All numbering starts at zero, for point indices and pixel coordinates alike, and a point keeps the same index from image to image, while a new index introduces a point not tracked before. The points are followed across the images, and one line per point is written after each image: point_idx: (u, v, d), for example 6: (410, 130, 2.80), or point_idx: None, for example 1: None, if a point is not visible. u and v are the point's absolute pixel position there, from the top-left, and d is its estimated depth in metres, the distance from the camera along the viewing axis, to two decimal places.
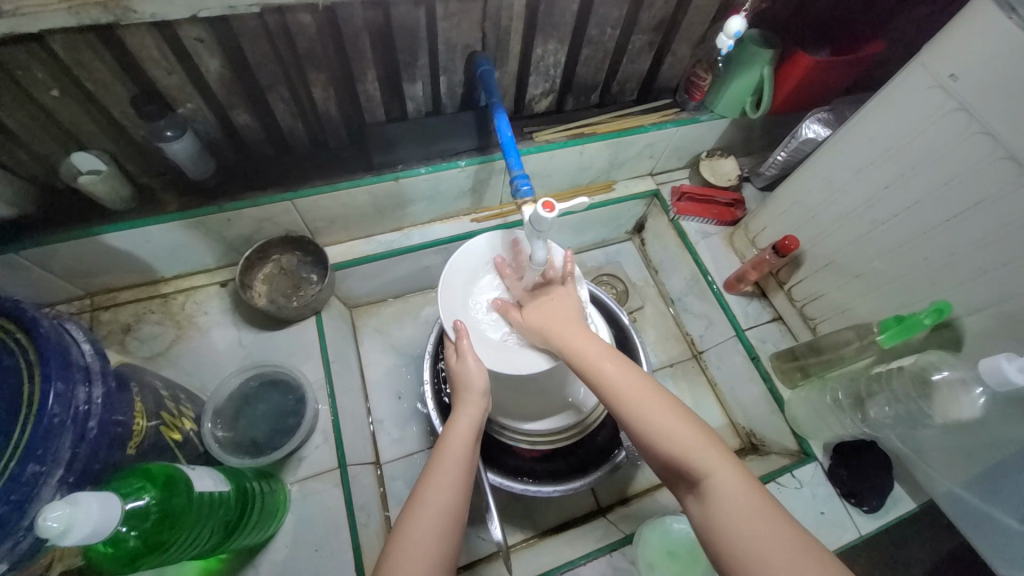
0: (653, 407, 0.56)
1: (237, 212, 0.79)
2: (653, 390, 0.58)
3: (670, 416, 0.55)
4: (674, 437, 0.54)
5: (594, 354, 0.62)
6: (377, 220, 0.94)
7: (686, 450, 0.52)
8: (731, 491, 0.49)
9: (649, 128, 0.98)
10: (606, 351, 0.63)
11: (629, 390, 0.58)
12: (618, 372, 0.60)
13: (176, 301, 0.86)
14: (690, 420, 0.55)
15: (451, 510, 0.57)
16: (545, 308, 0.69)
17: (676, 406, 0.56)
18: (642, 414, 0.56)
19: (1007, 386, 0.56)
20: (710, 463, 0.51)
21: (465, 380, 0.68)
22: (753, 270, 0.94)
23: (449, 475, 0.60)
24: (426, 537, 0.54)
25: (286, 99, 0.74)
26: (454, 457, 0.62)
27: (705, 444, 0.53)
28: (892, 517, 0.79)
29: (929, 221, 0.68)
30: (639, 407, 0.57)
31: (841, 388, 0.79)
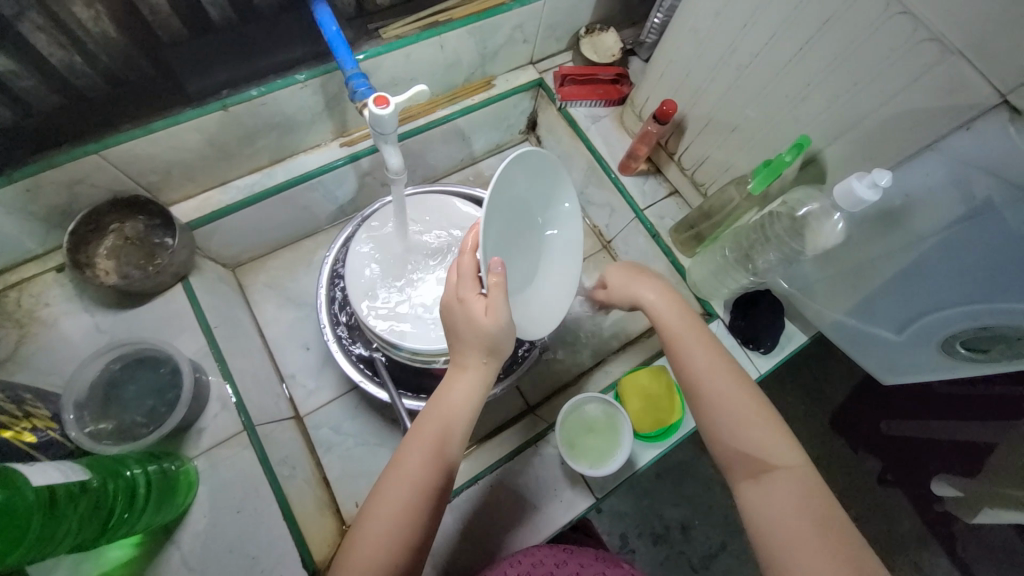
0: (747, 400, 0.58)
1: (33, 180, 0.66)
2: (749, 387, 0.59)
3: (759, 414, 0.57)
4: (759, 433, 0.56)
5: (690, 336, 0.64)
6: (226, 163, 0.82)
7: (768, 446, 0.55)
8: (800, 490, 0.52)
9: (512, 6, 0.87)
10: (707, 340, 0.64)
11: (723, 379, 0.60)
12: (715, 362, 0.62)
13: (8, 298, 0.74)
14: (777, 419, 0.57)
15: (430, 483, 0.52)
16: (636, 282, 0.72)
17: (770, 408, 0.58)
18: (728, 402, 0.58)
19: (859, 206, 0.57)
20: (789, 459, 0.54)
21: (461, 335, 0.57)
22: (641, 145, 0.91)
23: (430, 449, 0.54)
24: (394, 516, 0.50)
25: (45, 27, 0.59)
26: (436, 424, 0.55)
27: (786, 445, 0.55)
28: (788, 352, 0.86)
29: (786, 53, 0.65)
30: (734, 400, 0.58)
31: (728, 245, 0.81)
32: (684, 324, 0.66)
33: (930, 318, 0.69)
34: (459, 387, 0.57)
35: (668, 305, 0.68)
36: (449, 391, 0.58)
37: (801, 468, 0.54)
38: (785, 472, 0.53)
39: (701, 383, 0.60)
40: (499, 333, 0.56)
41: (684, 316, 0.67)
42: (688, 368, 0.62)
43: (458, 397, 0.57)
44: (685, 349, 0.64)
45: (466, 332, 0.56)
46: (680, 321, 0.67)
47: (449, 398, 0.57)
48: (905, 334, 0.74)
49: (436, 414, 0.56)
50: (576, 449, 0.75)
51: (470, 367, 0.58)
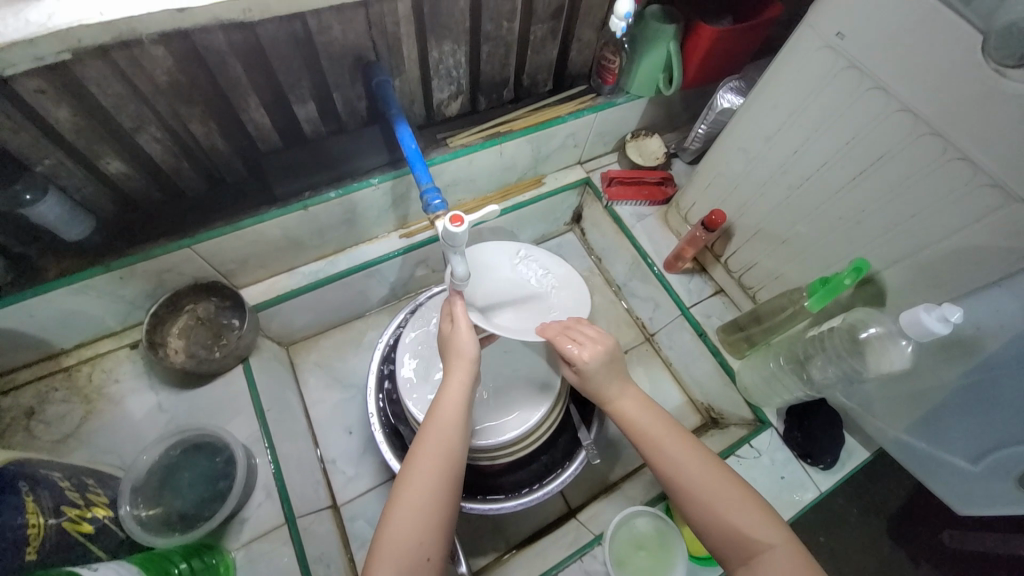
0: (719, 483, 0.56)
1: (128, 269, 0.72)
2: (718, 465, 0.58)
3: (737, 494, 0.55)
4: (736, 519, 0.53)
5: (642, 417, 0.62)
6: (296, 252, 0.88)
7: (753, 527, 0.53)
8: (791, 564, 0.50)
9: (567, 118, 0.95)
10: (666, 423, 0.61)
11: (693, 469, 0.57)
12: (675, 440, 0.59)
13: (81, 373, 0.78)
14: (754, 494, 0.55)
15: (447, 477, 0.56)
16: (603, 368, 0.64)
17: (744, 485, 0.56)
18: (698, 486, 0.56)
19: (929, 336, 0.57)
20: (776, 536, 0.52)
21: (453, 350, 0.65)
22: (688, 247, 0.94)
23: (435, 443, 0.58)
24: (418, 509, 0.54)
25: (161, 137, 0.67)
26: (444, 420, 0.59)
27: (770, 520, 0.53)
28: (849, 469, 0.81)
29: (840, 179, 0.68)
30: (702, 490, 0.56)
31: (782, 354, 0.80)
32: (635, 404, 0.63)
33: (1008, 450, 0.66)
34: (457, 387, 0.62)
35: (627, 397, 0.63)
36: (451, 393, 0.61)
37: (789, 543, 0.51)
38: (776, 551, 0.51)
39: (675, 478, 0.57)
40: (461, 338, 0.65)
41: (634, 394, 0.64)
42: (650, 448, 0.60)
43: (461, 397, 0.61)
44: (642, 432, 0.61)
45: (451, 346, 0.65)
46: (632, 408, 0.63)
47: (449, 394, 0.61)
48: (980, 465, 0.70)
49: (444, 412, 0.60)
50: (624, 568, 0.71)
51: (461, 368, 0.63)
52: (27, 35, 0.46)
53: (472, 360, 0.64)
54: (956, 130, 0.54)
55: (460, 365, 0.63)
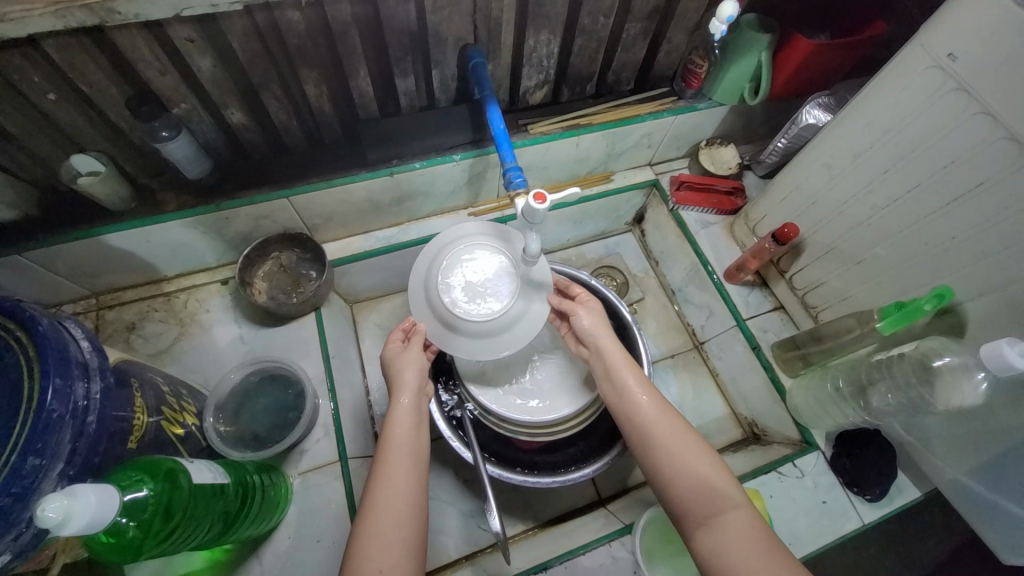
0: (684, 438, 0.61)
1: (233, 211, 0.80)
2: (682, 423, 0.62)
3: (698, 451, 0.60)
4: (699, 471, 0.58)
5: (622, 368, 0.67)
6: (375, 216, 0.94)
7: (715, 486, 0.57)
8: (744, 525, 0.53)
9: (645, 118, 0.96)
10: (644, 382, 0.67)
11: (661, 425, 0.62)
12: (649, 396, 0.65)
13: (179, 299, 0.88)
14: (714, 453, 0.60)
15: (415, 503, 0.58)
16: (596, 322, 0.72)
17: (704, 445, 0.60)
18: (666, 438, 0.61)
19: (1009, 371, 0.55)
20: (737, 501, 0.56)
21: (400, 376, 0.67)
22: (753, 259, 0.93)
23: (400, 463, 0.60)
24: (391, 537, 0.54)
25: (279, 96, 0.74)
26: (403, 445, 0.61)
27: (730, 483, 0.57)
28: (897, 505, 0.79)
29: (930, 204, 0.66)
30: (672, 440, 0.61)
31: (841, 376, 0.79)
32: (618, 357, 0.69)
33: None
34: (406, 411, 0.64)
35: (612, 348, 0.70)
36: (400, 420, 0.63)
37: (749, 508, 0.55)
38: (735, 513, 0.54)
39: (646, 424, 0.63)
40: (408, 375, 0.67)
41: (617, 348, 0.70)
42: (625, 403, 0.65)
43: (410, 422, 0.63)
44: (620, 383, 0.67)
45: (403, 378, 0.67)
46: (617, 358, 0.69)
47: (399, 418, 0.63)
48: None
49: (400, 436, 0.62)
50: (653, 559, 0.72)
51: (409, 395, 0.66)
52: None
53: (416, 387, 0.67)
54: None
55: (407, 395, 0.66)
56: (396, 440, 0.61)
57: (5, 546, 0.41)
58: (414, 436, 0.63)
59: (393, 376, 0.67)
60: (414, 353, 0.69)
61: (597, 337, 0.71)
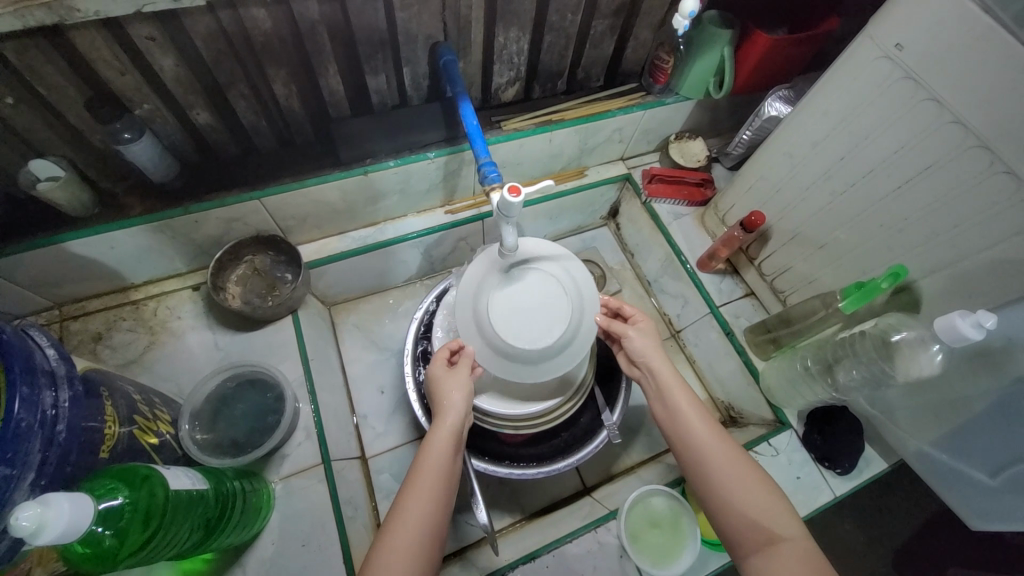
0: (745, 470, 0.61)
1: (204, 214, 0.78)
2: (742, 454, 0.63)
3: (759, 485, 0.60)
4: (759, 504, 0.59)
5: (679, 395, 0.67)
6: (350, 216, 0.93)
7: (772, 518, 0.58)
8: (804, 559, 0.54)
9: (616, 113, 0.98)
10: (701, 409, 0.67)
11: (719, 454, 0.62)
12: (707, 425, 0.65)
13: (148, 307, 0.85)
14: (772, 484, 0.61)
15: (428, 543, 0.57)
16: (650, 346, 0.71)
17: (763, 477, 0.61)
18: (727, 469, 0.61)
19: (961, 341, 0.59)
20: (791, 531, 0.57)
21: (447, 397, 0.68)
22: (723, 247, 0.96)
23: (429, 490, 0.60)
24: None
25: (247, 96, 0.73)
26: (432, 479, 0.61)
27: (785, 514, 0.58)
28: (866, 477, 0.83)
29: (884, 188, 0.70)
30: (731, 471, 0.61)
31: (809, 356, 0.82)
32: (674, 383, 0.69)
33: None
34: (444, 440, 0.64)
35: (667, 373, 0.70)
36: (437, 443, 0.64)
37: (801, 537, 0.56)
38: (791, 544, 0.56)
39: (704, 453, 0.63)
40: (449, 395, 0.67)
41: (672, 374, 0.69)
42: (682, 431, 0.66)
43: (447, 446, 0.64)
44: (675, 410, 0.67)
45: (444, 398, 0.67)
46: (673, 383, 0.69)
47: (436, 447, 0.63)
48: (998, 479, 0.71)
49: (433, 460, 0.62)
50: (637, 543, 0.73)
51: (453, 419, 0.66)
52: None
53: (461, 412, 0.67)
54: (1004, 145, 0.56)
55: (446, 416, 0.66)
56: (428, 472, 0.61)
57: None
58: (446, 469, 0.62)
59: (439, 395, 0.68)
60: (459, 372, 0.70)
61: (651, 362, 0.70)
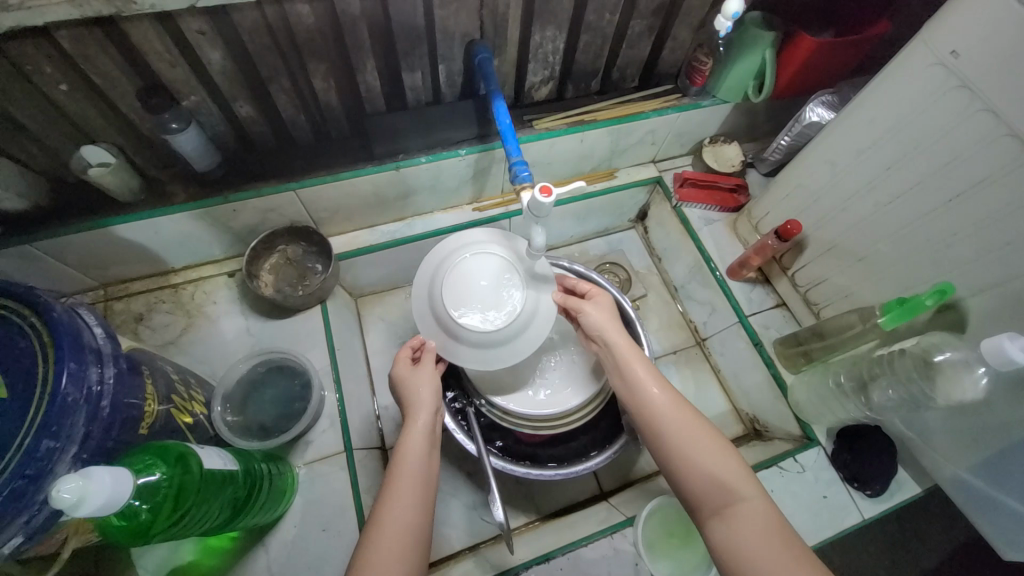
0: (697, 430, 0.60)
1: (242, 203, 0.80)
2: (695, 415, 0.62)
3: (713, 445, 0.59)
4: (713, 463, 0.57)
5: (630, 360, 0.67)
6: (380, 210, 0.95)
7: (729, 479, 0.56)
8: (761, 520, 0.53)
9: (649, 114, 0.96)
10: (654, 373, 0.66)
11: (671, 416, 0.61)
12: (658, 388, 0.64)
13: (186, 291, 0.88)
14: (726, 444, 0.59)
15: (417, 536, 0.55)
16: (603, 314, 0.72)
17: (718, 437, 0.60)
18: (679, 430, 0.60)
19: (1009, 365, 0.56)
20: (750, 492, 0.55)
21: (415, 396, 0.67)
22: (756, 255, 0.93)
23: (408, 487, 0.58)
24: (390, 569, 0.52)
25: (287, 90, 0.74)
26: (410, 471, 0.59)
27: (743, 475, 0.57)
28: (897, 500, 0.80)
29: (932, 201, 0.67)
30: (684, 433, 0.60)
31: (843, 372, 0.79)
32: (627, 349, 0.68)
33: None
34: (419, 436, 0.63)
35: (620, 338, 0.69)
36: (412, 441, 0.62)
37: (762, 500, 0.55)
38: (749, 505, 0.54)
39: (656, 418, 0.62)
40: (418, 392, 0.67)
41: (624, 339, 0.69)
42: (634, 395, 0.65)
43: (422, 445, 0.62)
44: (627, 375, 0.66)
45: (414, 396, 0.67)
46: (626, 348, 0.68)
47: (411, 444, 0.62)
48: None
49: (410, 458, 0.61)
50: (653, 555, 0.73)
51: (424, 416, 0.65)
52: None
53: (433, 409, 0.66)
54: None
55: (419, 415, 0.65)
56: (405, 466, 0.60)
57: (16, 528, 0.42)
58: (425, 463, 0.61)
59: (407, 394, 0.67)
60: (425, 372, 0.69)
61: (605, 332, 0.70)
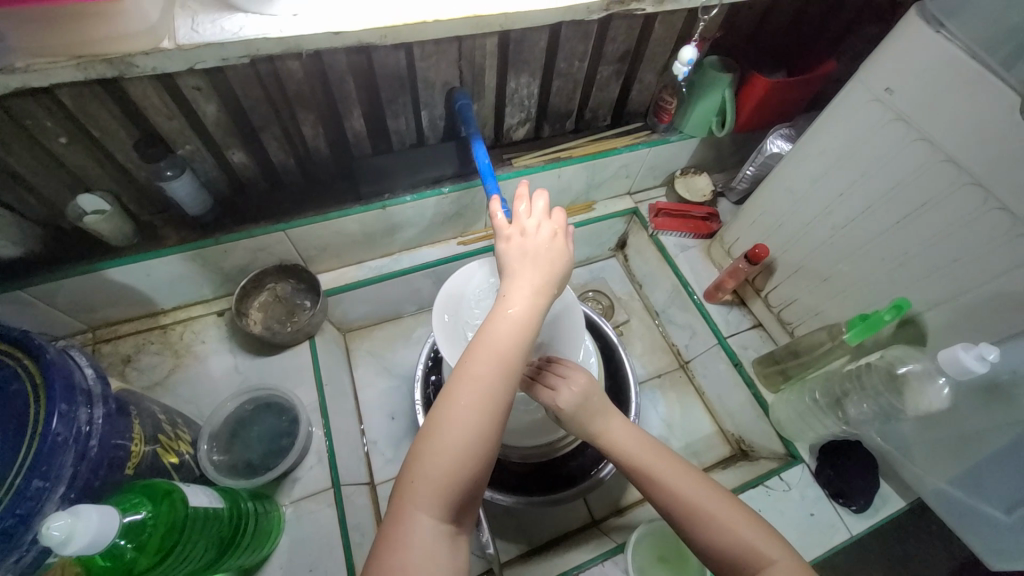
0: (703, 491, 0.56)
1: (233, 243, 0.83)
2: (700, 477, 0.58)
3: (726, 506, 0.55)
4: (727, 524, 0.54)
5: (624, 435, 0.62)
6: (367, 247, 0.98)
7: (752, 540, 0.53)
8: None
9: (621, 150, 1.03)
10: (663, 455, 0.60)
11: (676, 480, 0.57)
12: (657, 458, 0.59)
13: (175, 331, 0.90)
14: (739, 503, 0.56)
15: (481, 430, 0.48)
16: (579, 398, 0.62)
17: (726, 495, 0.56)
18: (688, 500, 0.56)
19: (966, 374, 0.59)
20: (776, 550, 0.52)
21: (525, 258, 0.57)
22: (729, 279, 0.97)
23: (489, 373, 0.50)
24: (447, 456, 0.47)
25: (278, 137, 0.79)
26: (500, 340, 0.52)
27: (763, 534, 0.53)
28: (883, 516, 0.82)
29: (883, 223, 0.72)
30: (699, 504, 0.55)
31: (817, 389, 0.82)
32: (617, 423, 0.63)
33: None
34: (522, 298, 0.54)
35: (608, 416, 0.63)
36: (508, 318, 0.53)
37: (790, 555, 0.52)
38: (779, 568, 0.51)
39: (681, 502, 0.56)
40: (535, 255, 0.57)
41: (613, 414, 0.64)
42: (633, 468, 0.60)
43: (520, 326, 0.53)
44: (622, 452, 0.61)
45: (531, 260, 0.57)
46: (620, 425, 0.63)
47: (507, 323, 0.53)
48: (1014, 516, 0.70)
49: (500, 341, 0.52)
50: None
51: (532, 287, 0.55)
52: (222, 39, 0.57)
53: (541, 283, 0.56)
54: (995, 181, 0.58)
55: (527, 284, 0.55)
56: (496, 330, 0.52)
57: (6, 568, 0.42)
58: (516, 344, 0.52)
59: (525, 253, 0.57)
60: (546, 240, 0.58)
61: (594, 427, 0.62)
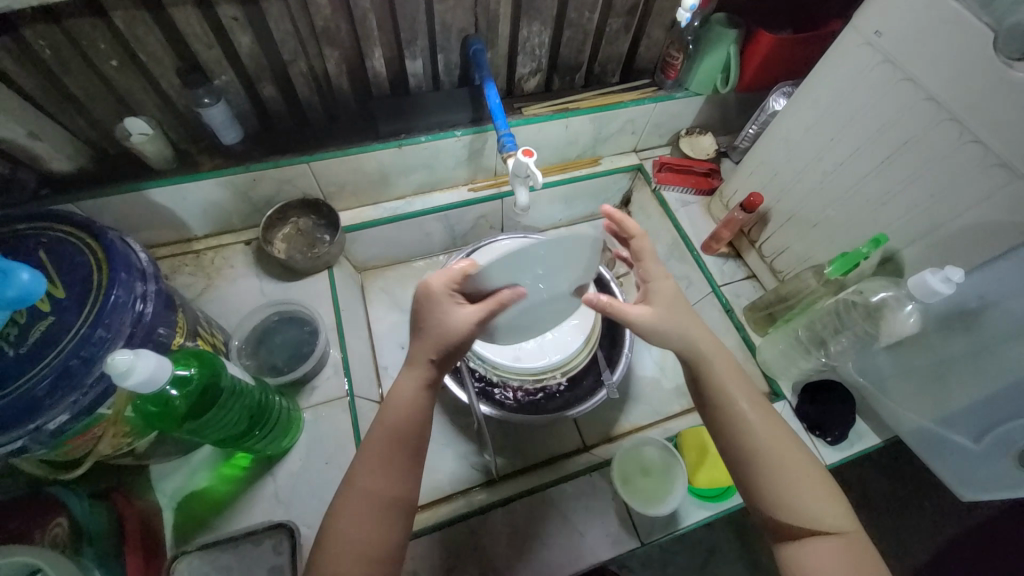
0: (787, 451, 0.58)
1: (261, 173, 0.90)
2: (788, 437, 0.60)
3: (806, 472, 0.58)
4: (801, 484, 0.57)
5: (723, 374, 0.63)
6: (383, 188, 1.05)
7: (823, 509, 0.56)
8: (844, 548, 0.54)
9: (628, 104, 1.06)
10: (754, 399, 0.62)
11: (766, 433, 0.59)
12: (750, 408, 0.61)
13: (207, 256, 0.98)
14: (814, 465, 0.59)
15: (377, 503, 0.57)
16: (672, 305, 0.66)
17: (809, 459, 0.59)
18: (771, 451, 0.58)
19: (934, 296, 0.64)
20: (840, 521, 0.55)
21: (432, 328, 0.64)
22: (725, 229, 1.02)
23: (383, 452, 0.59)
24: (349, 529, 0.56)
25: (305, 72, 0.85)
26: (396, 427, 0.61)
27: (833, 504, 0.56)
28: (857, 449, 0.86)
29: (868, 164, 0.76)
30: (780, 459, 0.58)
31: (801, 328, 0.86)
32: (718, 361, 0.64)
33: (1008, 425, 0.70)
34: (415, 382, 0.64)
35: (707, 346, 0.64)
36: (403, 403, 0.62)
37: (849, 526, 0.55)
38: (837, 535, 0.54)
39: (764, 450, 0.58)
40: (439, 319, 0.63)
41: (711, 345, 0.65)
42: (720, 406, 0.61)
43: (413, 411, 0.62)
44: (716, 388, 0.62)
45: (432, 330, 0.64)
46: (723, 364, 0.64)
47: (400, 409, 0.62)
48: (982, 443, 0.75)
49: (393, 424, 0.61)
50: (629, 485, 0.80)
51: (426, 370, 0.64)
52: None
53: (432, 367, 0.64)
54: (970, 115, 0.62)
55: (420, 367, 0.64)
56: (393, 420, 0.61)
57: (66, 405, 0.50)
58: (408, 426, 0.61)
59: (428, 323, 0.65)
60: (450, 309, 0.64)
61: (696, 340, 0.64)
